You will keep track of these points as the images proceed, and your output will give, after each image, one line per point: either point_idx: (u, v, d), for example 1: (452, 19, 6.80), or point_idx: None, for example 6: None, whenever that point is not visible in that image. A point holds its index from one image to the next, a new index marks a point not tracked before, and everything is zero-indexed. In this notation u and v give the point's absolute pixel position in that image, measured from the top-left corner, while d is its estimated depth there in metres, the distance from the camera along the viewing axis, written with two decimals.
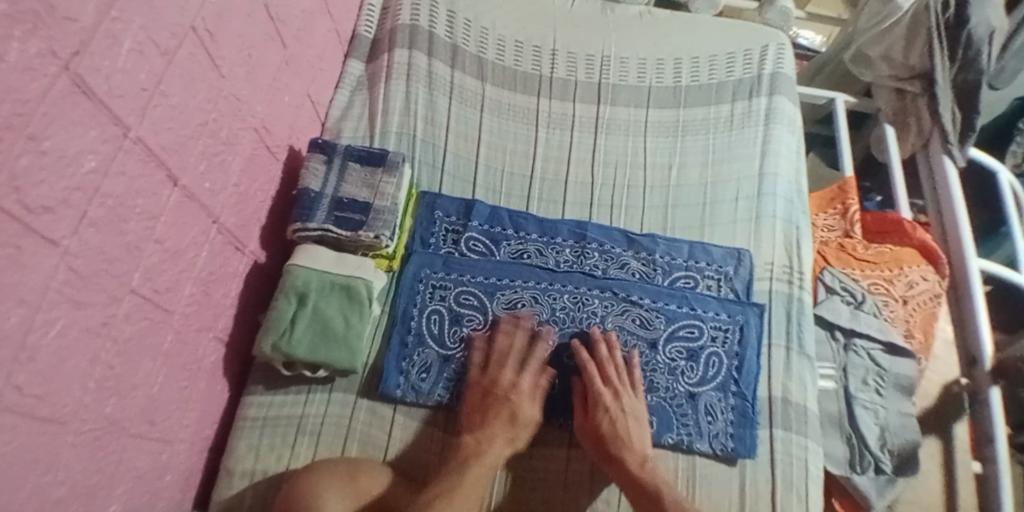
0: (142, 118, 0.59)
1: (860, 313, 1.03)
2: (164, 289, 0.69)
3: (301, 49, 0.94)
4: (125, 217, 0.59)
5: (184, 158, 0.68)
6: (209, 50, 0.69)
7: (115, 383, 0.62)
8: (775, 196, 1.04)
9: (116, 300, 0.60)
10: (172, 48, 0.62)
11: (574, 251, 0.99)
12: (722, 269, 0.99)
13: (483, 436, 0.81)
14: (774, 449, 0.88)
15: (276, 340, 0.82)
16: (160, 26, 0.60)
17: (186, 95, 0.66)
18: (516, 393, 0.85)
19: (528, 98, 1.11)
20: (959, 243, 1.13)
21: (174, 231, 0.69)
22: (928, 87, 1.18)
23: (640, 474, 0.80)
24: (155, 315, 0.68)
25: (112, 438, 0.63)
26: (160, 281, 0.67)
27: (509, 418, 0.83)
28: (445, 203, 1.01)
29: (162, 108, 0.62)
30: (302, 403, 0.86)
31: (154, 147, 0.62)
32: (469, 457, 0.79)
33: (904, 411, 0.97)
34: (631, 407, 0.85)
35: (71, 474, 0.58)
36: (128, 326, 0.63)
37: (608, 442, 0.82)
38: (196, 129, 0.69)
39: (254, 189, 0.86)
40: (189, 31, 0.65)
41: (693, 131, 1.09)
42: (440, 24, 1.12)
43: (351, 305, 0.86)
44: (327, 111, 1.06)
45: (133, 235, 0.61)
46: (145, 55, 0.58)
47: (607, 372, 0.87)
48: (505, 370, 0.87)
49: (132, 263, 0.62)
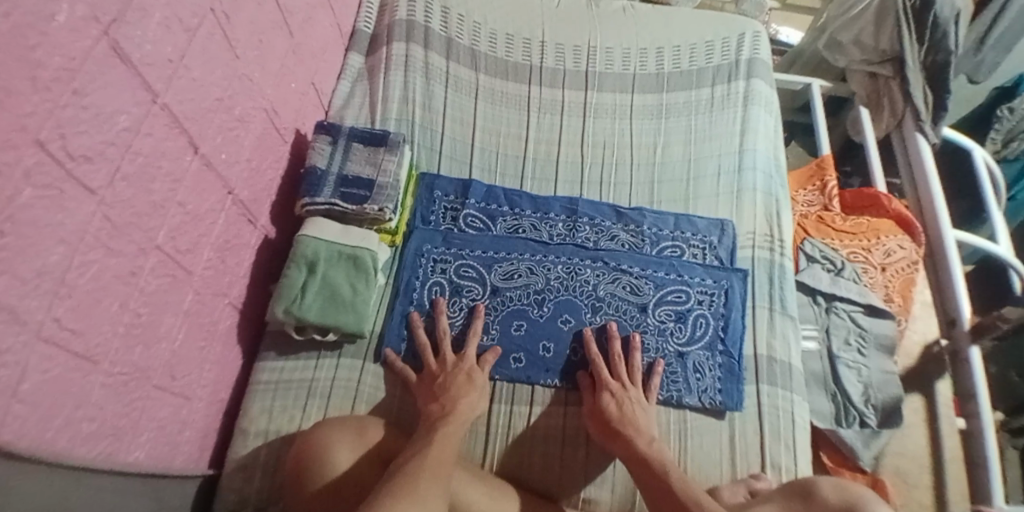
0: (167, 86, 0.66)
1: (839, 279, 1.08)
2: (185, 250, 0.75)
3: (306, 40, 1.02)
4: (152, 176, 0.65)
5: (203, 128, 0.75)
6: (225, 32, 0.77)
7: (140, 332, 0.68)
8: (754, 171, 1.10)
9: (144, 253, 0.66)
10: (194, 26, 0.70)
11: (566, 225, 1.05)
12: (706, 239, 1.04)
13: (448, 400, 0.82)
14: (760, 402, 0.92)
15: (287, 306, 0.87)
16: (182, 5, 0.67)
17: (205, 71, 0.73)
18: (465, 363, 0.87)
19: (519, 86, 1.18)
20: (934, 214, 1.18)
21: (194, 196, 0.75)
22: (900, 69, 1.25)
23: (645, 450, 0.80)
24: (177, 273, 0.74)
25: (138, 387, 0.68)
26: (182, 241, 0.74)
27: (465, 380, 0.85)
28: (444, 183, 1.07)
29: (184, 80, 0.69)
30: (312, 368, 0.91)
31: (178, 115, 0.68)
32: (435, 421, 0.78)
33: (886, 369, 1.01)
34: (636, 397, 0.87)
35: (102, 413, 0.62)
36: (153, 280, 0.69)
37: (614, 421, 0.83)
38: (212, 103, 0.76)
39: (265, 166, 0.93)
40: (208, 12, 0.72)
41: (675, 113, 1.16)
42: (435, 19, 1.20)
43: (357, 273, 0.91)
44: (331, 101, 1.14)
45: (159, 195, 0.67)
46: (170, 30, 0.65)
47: (616, 367, 0.90)
48: (443, 352, 0.89)
49: (158, 221, 0.68)
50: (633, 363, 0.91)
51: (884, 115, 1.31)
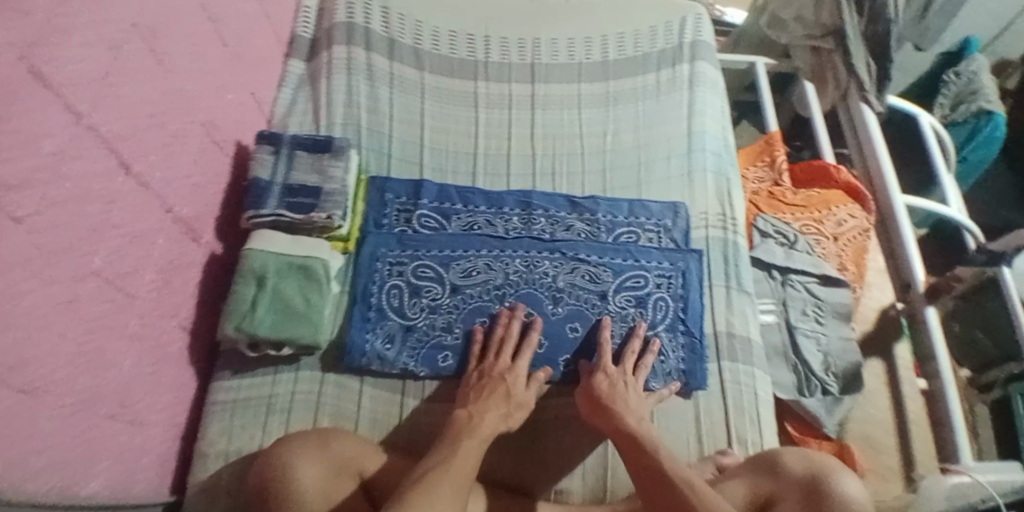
0: (93, 107, 0.64)
1: (793, 252, 1.09)
2: (126, 273, 0.73)
3: (241, 50, 1.00)
4: (85, 200, 0.63)
5: (136, 147, 0.73)
6: (152, 46, 0.75)
7: (87, 360, 0.66)
8: (703, 152, 1.11)
9: (81, 279, 0.64)
10: (118, 43, 0.68)
11: (521, 218, 1.05)
12: (661, 222, 1.05)
13: (477, 411, 0.80)
14: (723, 379, 0.93)
15: (238, 322, 0.85)
16: (105, 23, 0.65)
17: (134, 88, 0.72)
18: (511, 376, 0.86)
19: (465, 82, 1.17)
20: (883, 183, 1.20)
21: (131, 217, 0.73)
22: (841, 43, 1.26)
23: (633, 426, 0.78)
24: (118, 298, 0.72)
25: (88, 416, 0.66)
26: (121, 265, 0.71)
27: (503, 394, 0.83)
28: (395, 185, 1.05)
29: (111, 99, 0.67)
30: (270, 384, 0.89)
31: (107, 135, 0.66)
32: (460, 430, 0.77)
33: (845, 336, 1.03)
34: (632, 381, 0.87)
35: (51, 446, 0.60)
36: (93, 306, 0.66)
37: (603, 398, 0.83)
38: (145, 121, 0.74)
39: (207, 182, 0.91)
40: (131, 28, 0.71)
41: (623, 100, 1.17)
42: (375, 20, 1.19)
43: (309, 283, 0.89)
44: (272, 110, 1.11)
45: (93, 218, 0.65)
46: (93, 49, 0.63)
47: (625, 359, 0.90)
48: (501, 357, 0.89)
49: (95, 245, 0.66)
50: (643, 362, 0.90)
51: (829, 90, 1.34)
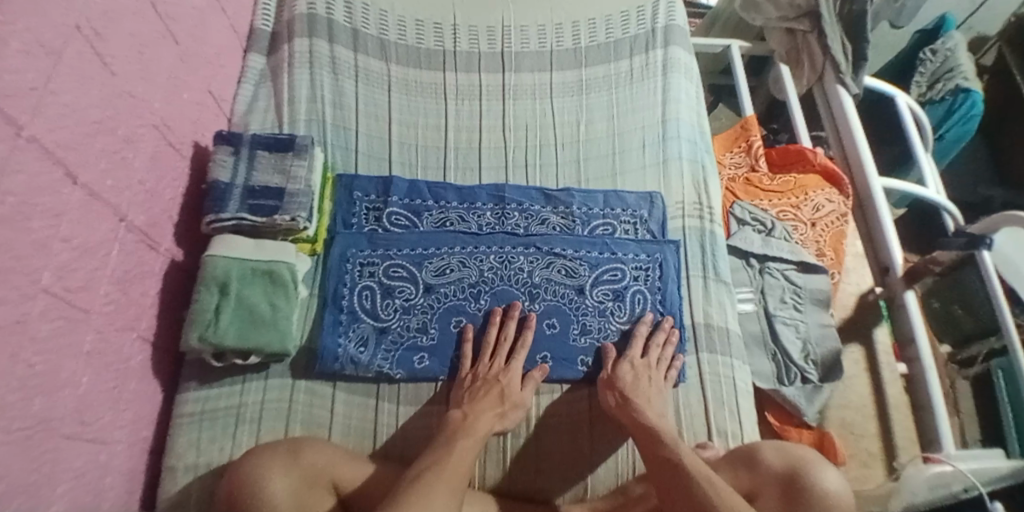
0: (35, 116, 0.60)
1: (771, 239, 1.08)
2: (78, 288, 0.69)
3: (196, 47, 0.95)
4: (29, 214, 0.60)
5: (83, 155, 0.69)
6: (97, 49, 0.71)
7: (40, 381, 0.63)
8: (678, 139, 1.09)
9: (30, 298, 0.60)
10: (58, 47, 0.63)
11: (494, 213, 1.02)
12: (637, 213, 1.03)
13: (472, 411, 0.81)
14: (702, 371, 0.92)
15: (202, 331, 0.82)
16: (44, 26, 0.61)
17: (78, 94, 0.67)
18: (506, 377, 0.86)
19: (433, 74, 1.13)
20: (861, 166, 1.19)
21: (81, 229, 0.69)
22: (817, 23, 1.25)
23: (655, 421, 0.79)
24: (71, 314, 0.68)
25: (45, 439, 0.63)
26: (72, 280, 0.68)
27: (497, 395, 0.84)
28: (363, 183, 1.02)
29: (55, 106, 0.63)
30: (238, 393, 0.86)
31: (50, 145, 0.62)
32: (455, 430, 0.78)
33: (823, 322, 1.03)
34: (658, 376, 0.88)
35: (7, 473, 0.58)
36: (44, 324, 0.63)
37: (625, 392, 0.84)
38: (91, 127, 0.70)
39: (163, 186, 0.87)
40: (74, 30, 0.66)
41: (596, 89, 1.14)
42: (338, 11, 1.14)
43: (275, 289, 0.86)
44: (233, 107, 1.07)
45: (39, 233, 0.62)
46: (31, 55, 0.59)
47: (649, 350, 0.90)
48: (494, 360, 0.89)
49: (43, 260, 0.62)
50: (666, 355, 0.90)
51: (805, 71, 1.31)
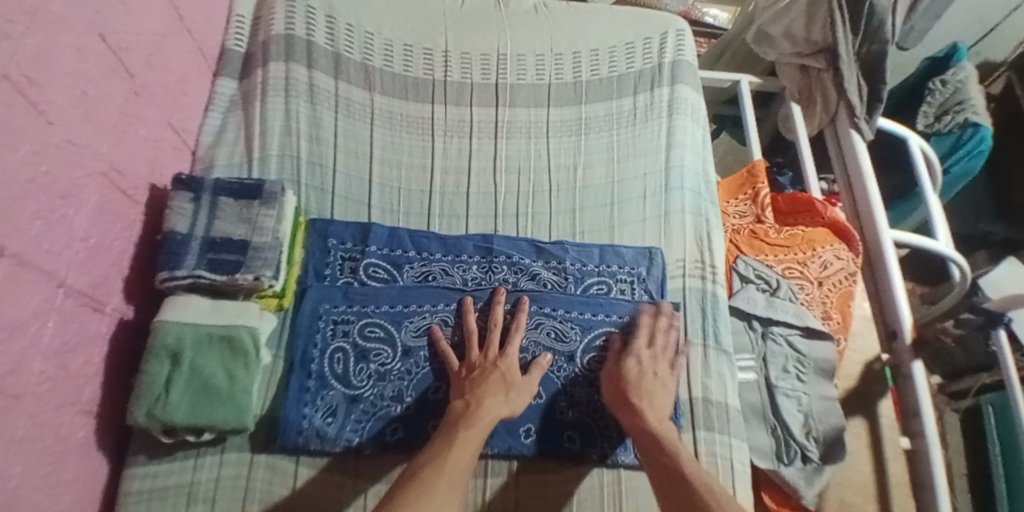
0: None
1: (775, 300, 1.01)
2: (7, 372, 0.61)
3: (155, 77, 0.86)
4: None
5: (11, 223, 0.60)
6: (30, 97, 0.61)
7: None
8: (682, 189, 1.01)
9: None
10: None
11: (480, 267, 0.94)
12: (635, 270, 0.95)
13: (475, 398, 0.77)
14: (697, 452, 0.86)
15: (150, 407, 0.74)
16: None
17: (3, 154, 0.58)
18: (505, 362, 0.82)
19: (421, 106, 1.04)
20: (872, 220, 1.12)
21: (9, 305, 0.60)
22: (832, 61, 1.18)
23: (653, 426, 0.76)
24: (0, 402, 0.60)
25: None
26: (0, 364, 0.59)
27: (498, 381, 0.79)
28: (338, 229, 0.93)
29: None
30: (191, 469, 0.79)
31: None
32: (457, 419, 0.74)
33: (826, 395, 0.96)
34: (665, 371, 0.85)
35: None
36: None
37: (630, 388, 0.81)
38: (22, 188, 0.61)
39: (111, 239, 0.78)
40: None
41: (596, 128, 1.05)
42: (319, 31, 1.04)
43: (234, 357, 0.78)
44: (198, 139, 0.98)
45: None
46: None
47: (655, 338, 0.87)
48: (490, 347, 0.84)
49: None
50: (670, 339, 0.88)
51: (817, 111, 1.24)
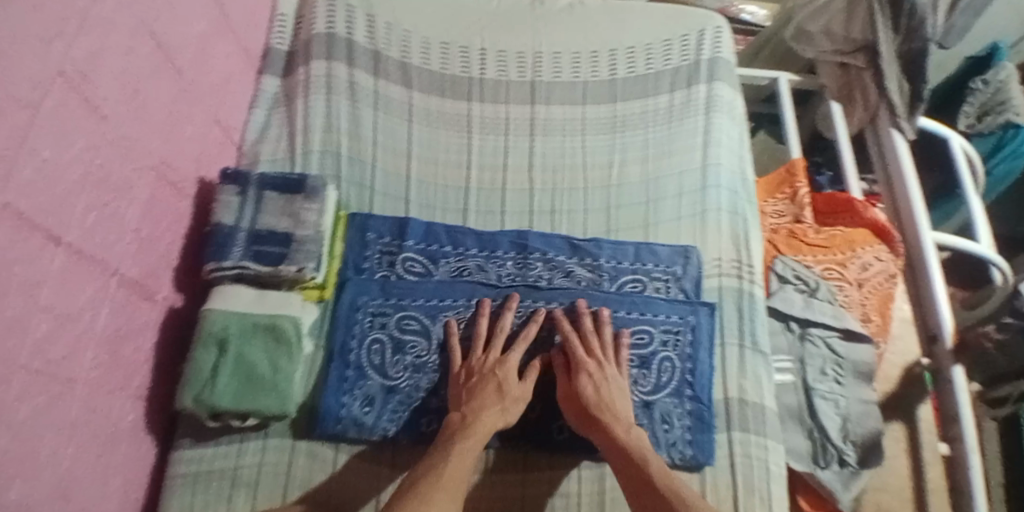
0: (8, 182, 0.53)
1: (813, 300, 1.00)
2: (62, 358, 0.63)
3: (202, 76, 0.88)
4: (2, 290, 0.54)
5: (66, 215, 0.62)
6: (84, 93, 0.64)
7: (14, 468, 0.57)
8: (719, 188, 1.00)
9: (3, 381, 0.55)
10: (35, 101, 0.56)
11: (515, 263, 0.95)
12: (670, 269, 0.95)
13: (470, 410, 0.78)
14: (732, 452, 0.86)
15: (198, 393, 0.76)
16: (19, 77, 0.54)
17: (59, 149, 0.60)
18: (501, 369, 0.82)
19: (457, 103, 1.05)
20: (913, 220, 1.10)
21: (64, 295, 0.63)
22: (872, 59, 1.16)
23: (624, 441, 0.76)
24: (54, 387, 0.63)
25: None
26: (55, 350, 0.62)
27: (495, 390, 0.80)
28: (377, 223, 0.95)
29: (33, 167, 0.56)
30: (235, 454, 0.81)
31: (27, 210, 0.56)
32: (453, 433, 0.75)
33: (865, 398, 0.95)
34: (613, 378, 0.83)
35: None
36: (22, 406, 0.58)
37: (591, 408, 0.79)
38: (78, 181, 0.64)
39: (161, 231, 0.81)
40: (55, 76, 0.59)
41: (632, 125, 1.05)
42: (359, 30, 1.06)
43: (277, 346, 0.80)
44: (243, 135, 1.00)
45: (14, 309, 0.56)
46: (5, 113, 0.52)
47: (593, 346, 0.85)
48: (489, 351, 0.84)
49: (18, 338, 0.56)
50: (605, 340, 0.86)
51: (857, 110, 1.22)
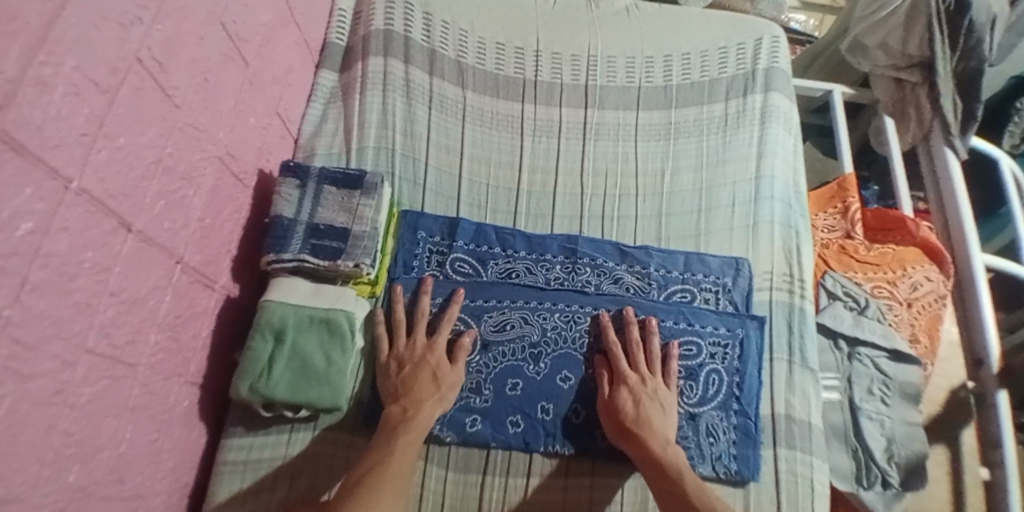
0: (84, 167, 0.54)
1: (863, 319, 0.99)
2: (125, 343, 0.64)
3: (265, 67, 0.89)
4: (73, 273, 0.54)
5: (137, 201, 0.63)
6: (158, 81, 0.64)
7: (78, 448, 0.58)
8: (772, 200, 0.99)
9: (71, 364, 0.55)
10: (113, 86, 0.57)
11: (564, 267, 0.95)
12: (720, 280, 0.94)
13: (410, 402, 0.78)
14: (778, 470, 0.85)
15: (253, 382, 0.77)
16: (98, 62, 0.54)
17: (134, 135, 0.61)
18: (433, 355, 0.83)
19: (511, 105, 1.05)
20: (964, 242, 1.08)
21: (130, 280, 0.64)
22: (927, 75, 1.13)
23: (660, 456, 0.76)
24: (117, 371, 0.63)
25: (81, 507, 0.59)
26: (119, 335, 0.63)
27: (430, 380, 0.80)
28: (429, 221, 0.95)
29: (107, 152, 0.57)
30: (284, 444, 0.82)
31: (101, 196, 0.57)
32: (396, 426, 0.75)
33: (911, 420, 0.94)
34: (655, 391, 0.83)
35: None
36: (86, 388, 0.58)
37: (628, 422, 0.79)
38: (149, 168, 0.64)
39: (222, 220, 0.82)
40: (132, 62, 0.59)
41: (686, 133, 1.04)
42: (416, 28, 1.06)
43: (331, 340, 0.81)
44: (300, 128, 1.01)
45: (83, 293, 0.56)
46: (83, 97, 0.52)
47: (636, 358, 0.85)
48: (415, 337, 0.84)
49: (85, 320, 0.57)
50: (653, 351, 0.86)
51: (910, 127, 1.20)
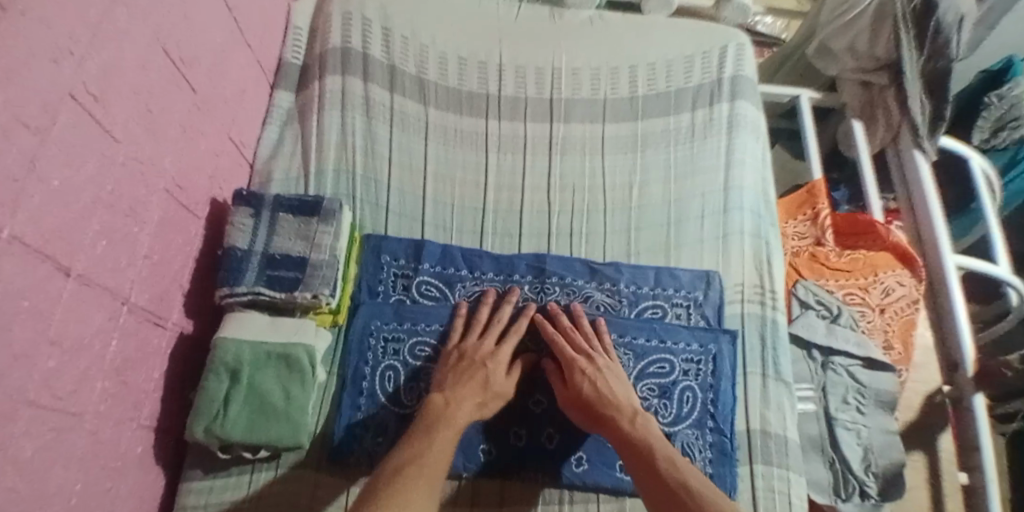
0: (16, 210, 0.50)
1: (836, 327, 0.98)
2: (69, 392, 0.61)
3: (216, 91, 0.86)
4: (9, 324, 0.51)
5: (77, 241, 0.60)
6: (95, 115, 0.61)
7: (24, 507, 0.54)
8: (742, 210, 0.98)
9: (10, 420, 0.52)
10: (45, 123, 0.53)
11: (533, 288, 0.92)
12: (691, 295, 0.93)
13: (453, 396, 0.75)
14: (755, 487, 0.83)
15: (208, 423, 0.74)
16: (28, 100, 0.51)
17: (72, 173, 0.58)
18: (492, 360, 0.80)
19: (475, 121, 1.03)
20: (936, 247, 1.07)
21: (72, 326, 0.60)
22: (896, 78, 1.13)
23: (630, 430, 0.73)
24: (61, 422, 0.60)
25: None
26: (62, 385, 0.60)
27: (481, 382, 0.77)
28: (392, 245, 0.92)
29: (42, 193, 0.53)
30: (246, 485, 0.78)
31: (35, 240, 0.53)
32: (435, 420, 0.72)
33: (887, 428, 0.93)
34: (608, 369, 0.80)
35: None
36: (29, 443, 0.55)
37: (591, 406, 0.76)
38: (88, 207, 0.61)
39: (172, 254, 0.79)
40: (66, 98, 0.56)
41: (653, 144, 1.03)
42: (374, 44, 1.04)
43: (290, 375, 0.78)
44: (256, 152, 0.98)
45: (21, 343, 0.53)
46: (12, 137, 0.49)
47: (578, 341, 0.83)
48: (485, 338, 0.83)
49: (24, 373, 0.54)
50: (602, 337, 0.85)
51: (879, 129, 1.19)
